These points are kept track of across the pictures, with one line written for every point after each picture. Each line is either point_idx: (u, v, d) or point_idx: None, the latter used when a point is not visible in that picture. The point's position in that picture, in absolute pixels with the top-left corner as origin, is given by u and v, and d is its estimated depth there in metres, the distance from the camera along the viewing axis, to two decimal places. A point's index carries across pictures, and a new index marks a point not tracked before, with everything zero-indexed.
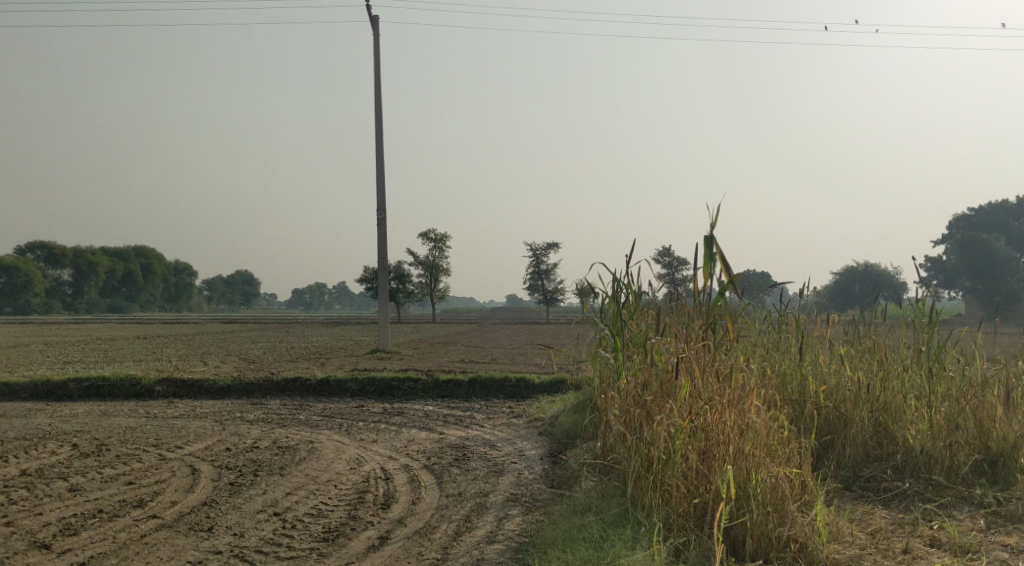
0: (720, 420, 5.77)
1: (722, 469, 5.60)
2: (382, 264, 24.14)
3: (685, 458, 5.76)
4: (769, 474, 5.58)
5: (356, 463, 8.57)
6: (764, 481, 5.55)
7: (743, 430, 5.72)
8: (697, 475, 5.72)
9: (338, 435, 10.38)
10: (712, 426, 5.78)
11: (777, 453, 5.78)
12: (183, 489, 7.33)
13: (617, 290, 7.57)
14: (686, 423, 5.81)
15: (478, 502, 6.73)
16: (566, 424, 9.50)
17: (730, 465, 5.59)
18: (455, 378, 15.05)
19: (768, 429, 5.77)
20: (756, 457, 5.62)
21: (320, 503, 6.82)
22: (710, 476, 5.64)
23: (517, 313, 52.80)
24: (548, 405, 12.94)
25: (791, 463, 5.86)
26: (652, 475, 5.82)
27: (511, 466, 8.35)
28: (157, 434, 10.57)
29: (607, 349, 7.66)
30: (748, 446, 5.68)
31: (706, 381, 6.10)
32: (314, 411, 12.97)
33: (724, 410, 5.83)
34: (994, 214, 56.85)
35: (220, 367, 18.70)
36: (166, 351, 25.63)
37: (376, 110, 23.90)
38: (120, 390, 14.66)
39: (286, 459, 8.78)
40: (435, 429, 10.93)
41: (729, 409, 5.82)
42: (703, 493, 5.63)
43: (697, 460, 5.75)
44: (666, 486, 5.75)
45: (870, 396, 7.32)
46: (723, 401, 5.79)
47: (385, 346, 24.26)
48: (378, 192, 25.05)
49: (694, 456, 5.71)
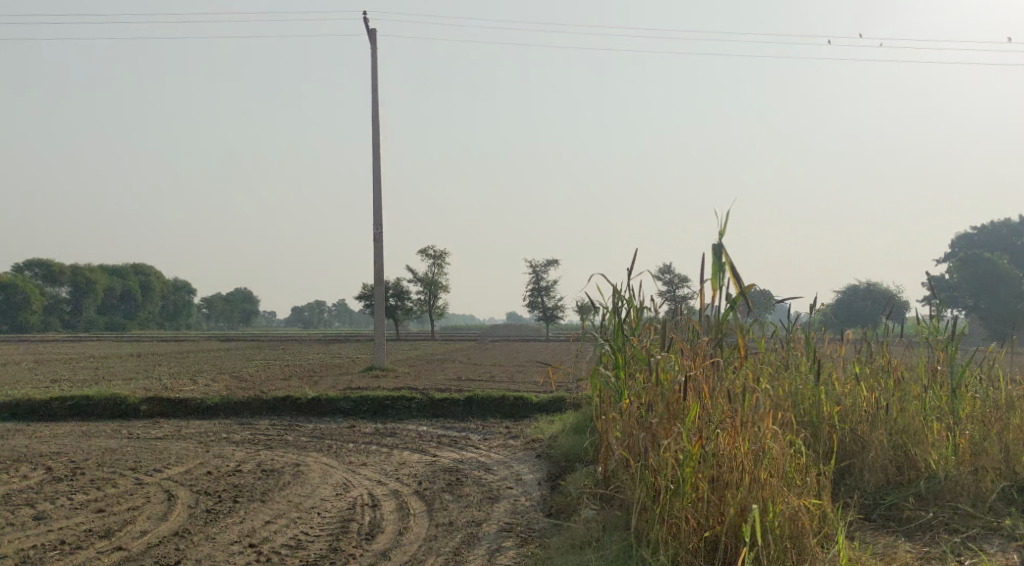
0: (733, 446, 5.34)
1: (737, 501, 5.19)
2: (379, 280, 23.71)
3: (695, 488, 5.33)
4: (787, 506, 5.16)
5: (341, 488, 8.08)
6: (782, 514, 5.14)
7: (758, 458, 5.30)
8: (708, 507, 5.28)
9: (326, 458, 9.92)
10: (724, 452, 5.35)
11: (795, 482, 5.36)
12: (156, 516, 6.86)
13: (618, 305, 7.13)
14: (695, 448, 5.37)
15: (470, 532, 6.28)
16: (565, 446, 9.03)
17: (746, 495, 5.17)
18: (451, 397, 14.58)
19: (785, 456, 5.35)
20: (773, 486, 5.20)
21: (299, 533, 6.36)
22: (724, 509, 5.23)
23: (517, 330, 52.31)
24: (546, 425, 12.47)
25: (810, 492, 5.43)
26: (659, 505, 5.36)
27: (507, 492, 7.89)
28: (138, 456, 10.11)
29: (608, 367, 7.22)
30: (763, 472, 5.26)
31: (717, 403, 5.68)
32: (304, 431, 12.52)
33: (738, 434, 5.39)
34: (996, 231, 56.40)
35: (211, 385, 18.24)
36: (158, 369, 25.17)
37: (374, 124, 23.52)
38: (105, 409, 14.21)
39: (268, 484, 8.29)
40: (428, 451, 10.46)
41: (743, 433, 5.39)
42: (716, 525, 5.23)
43: (708, 490, 5.32)
44: (675, 519, 5.30)
45: (889, 419, 6.88)
46: (737, 425, 5.37)
47: (382, 364, 23.79)
48: (376, 206, 24.66)
49: (704, 486, 5.29)
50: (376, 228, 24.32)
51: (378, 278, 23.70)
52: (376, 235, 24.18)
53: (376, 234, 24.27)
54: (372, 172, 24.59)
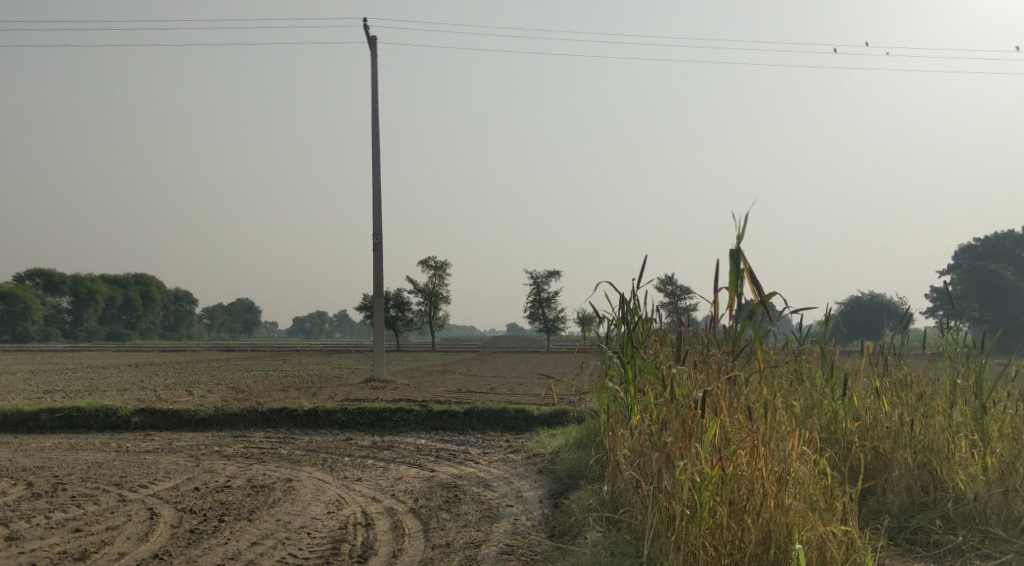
0: (755, 467, 5.06)
1: (760, 526, 4.95)
2: (378, 289, 23.37)
3: (713, 512, 4.99)
4: (814, 532, 4.89)
5: (334, 506, 7.71)
6: (808, 541, 4.89)
7: (785, 479, 5.03)
8: (727, 533, 4.97)
9: (320, 472, 9.54)
10: (745, 474, 5.06)
11: (823, 507, 5.09)
12: (137, 536, 6.48)
13: (626, 315, 6.79)
14: (715, 471, 5.03)
15: (468, 555, 5.92)
16: (569, 461, 8.66)
17: (770, 520, 4.94)
18: (450, 409, 14.21)
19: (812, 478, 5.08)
20: (799, 511, 4.96)
21: (287, 555, 5.98)
22: (745, 534, 4.94)
23: (518, 341, 51.96)
24: (548, 439, 12.10)
25: (837, 517, 5.14)
26: (674, 530, 4.99)
27: (508, 510, 7.54)
28: (124, 470, 9.73)
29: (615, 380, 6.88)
30: (787, 497, 5.02)
31: (737, 421, 5.43)
32: (299, 445, 12.14)
33: (761, 456, 5.12)
34: (999, 242, 56.14)
35: (205, 396, 17.85)
36: (154, 379, 24.78)
37: (373, 131, 23.21)
38: (95, 421, 13.83)
39: (257, 501, 7.91)
40: (426, 465, 10.10)
41: (766, 455, 5.13)
42: (737, 552, 4.93)
43: (728, 514, 4.99)
44: (691, 545, 4.94)
45: (912, 436, 6.64)
46: (760, 445, 5.10)
47: (380, 375, 23.40)
48: (375, 215, 24.34)
49: (723, 510, 4.96)
50: (376, 238, 23.97)
51: (377, 288, 23.34)
52: (376, 245, 23.83)
53: (375, 243, 23.91)
54: (373, 181, 24.25)
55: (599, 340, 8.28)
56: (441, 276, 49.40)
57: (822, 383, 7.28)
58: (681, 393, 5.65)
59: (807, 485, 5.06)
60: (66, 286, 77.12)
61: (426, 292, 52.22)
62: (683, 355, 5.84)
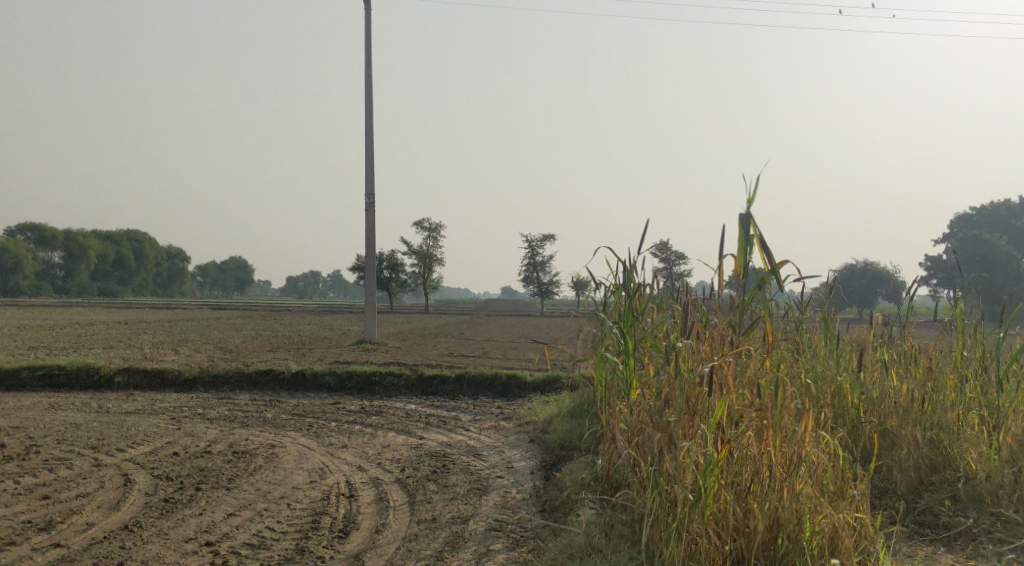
0: (765, 450, 4.88)
1: (770, 512, 4.73)
2: (370, 250, 23.01)
3: (719, 498, 4.78)
4: (828, 518, 4.69)
5: (317, 474, 7.41)
6: (821, 527, 4.68)
7: (797, 464, 4.81)
8: (733, 519, 4.75)
9: (305, 438, 9.24)
10: (753, 456, 4.88)
11: (836, 490, 4.91)
12: (108, 505, 6.18)
13: (625, 283, 6.45)
14: (721, 455, 4.78)
15: (455, 531, 5.62)
16: (562, 431, 8.34)
17: (780, 505, 4.73)
18: (441, 374, 13.91)
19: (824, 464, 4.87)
20: (812, 496, 4.76)
21: (264, 528, 5.68)
22: (752, 521, 4.73)
23: (511, 305, 51.71)
24: (541, 407, 11.81)
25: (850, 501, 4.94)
26: (675, 516, 4.77)
27: (498, 482, 7.24)
28: (102, 433, 9.43)
29: (612, 351, 6.57)
30: (799, 481, 4.81)
31: (747, 401, 5.24)
32: (286, 408, 11.84)
33: (771, 437, 4.93)
34: (995, 213, 55.88)
35: (192, 356, 17.55)
36: (141, 338, 24.45)
37: (367, 89, 22.76)
38: (77, 380, 13.52)
39: (239, 468, 7.62)
40: (415, 432, 9.80)
41: (776, 436, 4.93)
42: (744, 539, 4.72)
43: (734, 500, 4.80)
44: (694, 532, 4.72)
45: (922, 412, 6.33)
46: (770, 426, 4.91)
47: (371, 337, 23.10)
48: (368, 175, 23.93)
49: (730, 497, 4.76)
50: (369, 198, 23.56)
51: (369, 249, 22.97)
52: (369, 205, 23.42)
53: (368, 203, 23.51)
54: (366, 139, 23.79)
55: (597, 306, 7.97)
56: (435, 238, 48.98)
57: (829, 358, 6.99)
58: (686, 369, 5.37)
59: (819, 470, 4.85)
60: (57, 241, 76.50)
61: (420, 254, 51.82)
62: (687, 327, 5.54)
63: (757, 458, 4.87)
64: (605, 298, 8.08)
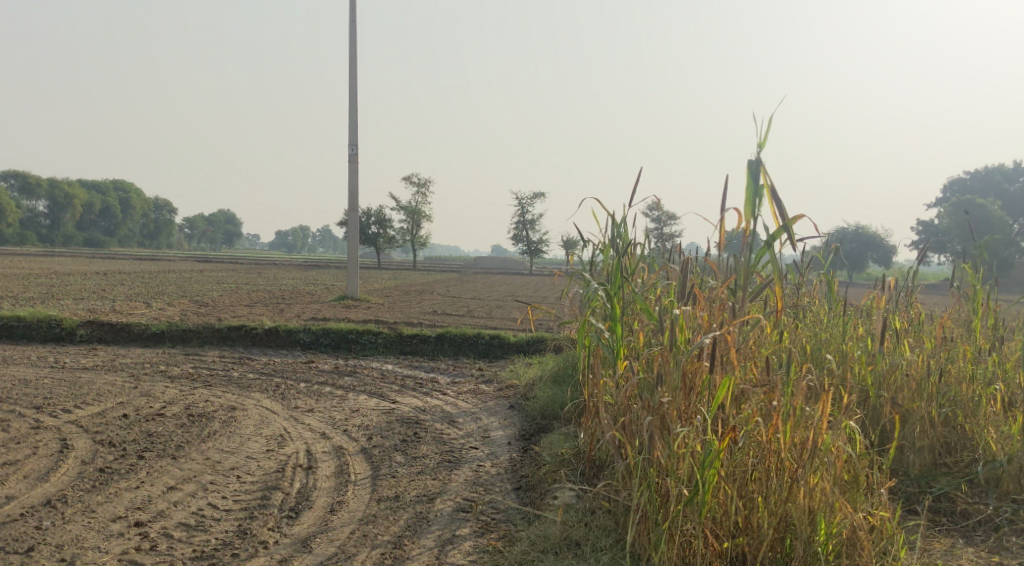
0: (775, 439, 4.49)
1: (779, 512, 4.44)
2: (353, 204, 22.31)
3: (720, 497, 4.48)
4: (846, 518, 4.38)
5: (275, 442, 6.80)
6: (840, 528, 4.38)
7: (813, 454, 4.44)
8: (735, 520, 4.46)
9: (269, 401, 8.63)
10: (764, 447, 4.52)
11: (852, 483, 4.59)
12: (35, 475, 5.57)
13: (615, 239, 5.83)
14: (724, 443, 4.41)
15: (418, 512, 5.07)
16: (544, 398, 7.72)
17: (793, 503, 4.41)
18: (421, 333, 13.32)
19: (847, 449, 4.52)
20: (828, 492, 4.42)
21: (205, 505, 5.12)
22: (756, 523, 4.44)
23: (500, 263, 51.10)
24: (524, 369, 11.24)
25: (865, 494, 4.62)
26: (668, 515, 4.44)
27: (472, 453, 6.67)
28: (52, 390, 8.82)
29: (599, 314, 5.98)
30: (813, 475, 4.46)
31: (752, 379, 4.80)
32: (255, 367, 11.24)
33: (782, 422, 4.51)
34: (989, 178, 55.37)
35: (164, 310, 16.91)
36: (115, 289, 23.76)
37: (352, 36, 21.93)
38: (37, 333, 12.88)
39: (191, 433, 6.99)
40: (388, 396, 9.21)
41: (789, 422, 4.53)
42: (748, 542, 4.43)
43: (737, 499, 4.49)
44: (690, 533, 4.41)
45: (938, 387, 5.73)
46: (781, 411, 4.49)
47: (353, 294, 22.47)
48: (352, 125, 23.16)
49: (730, 499, 4.45)
50: (353, 150, 22.81)
51: (352, 202, 22.26)
52: (353, 157, 22.68)
53: (351, 155, 22.76)
54: (351, 88, 22.98)
55: (584, 265, 7.34)
56: (423, 194, 48.24)
57: (832, 326, 6.37)
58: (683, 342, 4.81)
59: (839, 462, 4.48)
60: (41, 190, 75.29)
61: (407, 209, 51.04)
62: (687, 290, 4.97)
63: (767, 445, 4.49)
64: (593, 257, 7.46)
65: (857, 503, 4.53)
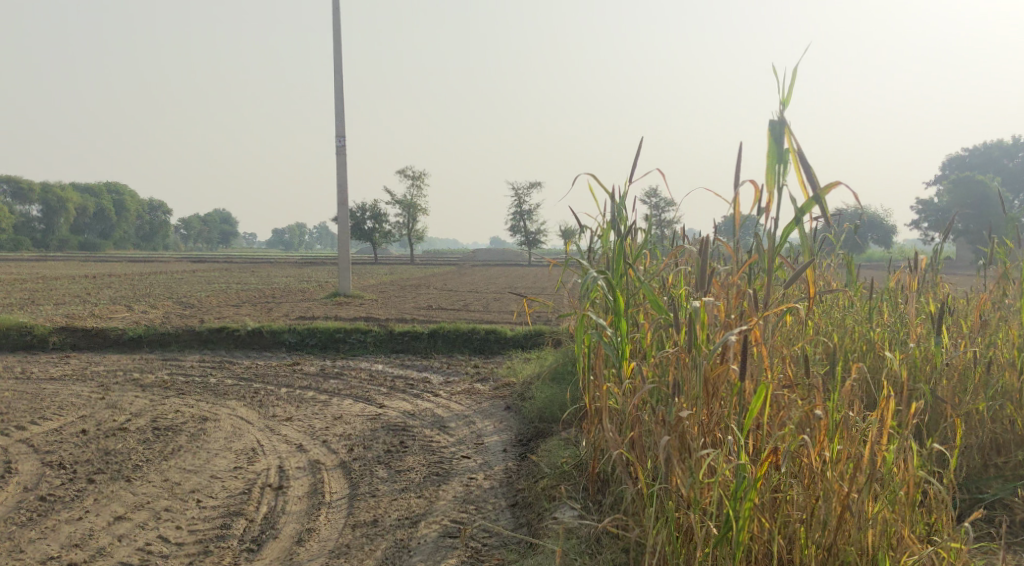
0: (822, 461, 4.16)
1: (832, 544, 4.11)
2: (342, 197, 21.64)
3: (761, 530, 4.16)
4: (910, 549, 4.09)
5: (246, 457, 6.15)
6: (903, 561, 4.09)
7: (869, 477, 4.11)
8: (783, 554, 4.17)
9: (246, 409, 7.99)
10: (815, 471, 4.16)
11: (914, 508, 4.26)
12: None
13: (616, 220, 5.16)
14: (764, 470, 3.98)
15: (398, 541, 4.51)
16: (543, 397, 7.04)
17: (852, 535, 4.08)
18: (412, 330, 12.66)
19: (911, 462, 4.21)
20: (890, 523, 4.12)
21: (154, 539, 4.57)
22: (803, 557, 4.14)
23: (497, 255, 50.42)
24: (521, 366, 10.58)
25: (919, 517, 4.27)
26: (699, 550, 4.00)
27: (464, 464, 6.05)
28: (11, 404, 8.19)
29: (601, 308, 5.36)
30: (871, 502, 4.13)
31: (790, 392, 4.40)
32: (236, 371, 10.60)
33: (827, 442, 4.18)
34: (989, 153, 54.72)
35: (147, 312, 16.26)
36: (101, 291, 23.08)
37: (336, 23, 21.24)
38: (7, 341, 12.23)
39: (151, 450, 6.32)
40: (374, 400, 8.55)
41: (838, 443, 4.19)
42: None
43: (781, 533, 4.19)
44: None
45: (985, 378, 5.13)
46: (825, 429, 4.15)
47: (345, 290, 21.81)
48: (340, 116, 22.49)
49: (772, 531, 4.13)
50: (341, 142, 22.11)
51: (342, 196, 21.56)
52: (341, 149, 21.99)
53: (339, 147, 22.07)
54: (336, 79, 22.27)
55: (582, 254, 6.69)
56: (418, 187, 47.54)
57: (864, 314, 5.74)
58: (704, 341, 4.26)
59: (905, 487, 4.18)
60: (33, 194, 74.61)
61: (402, 203, 50.33)
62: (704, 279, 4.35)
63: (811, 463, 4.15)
64: (592, 243, 6.79)
65: (914, 525, 4.23)
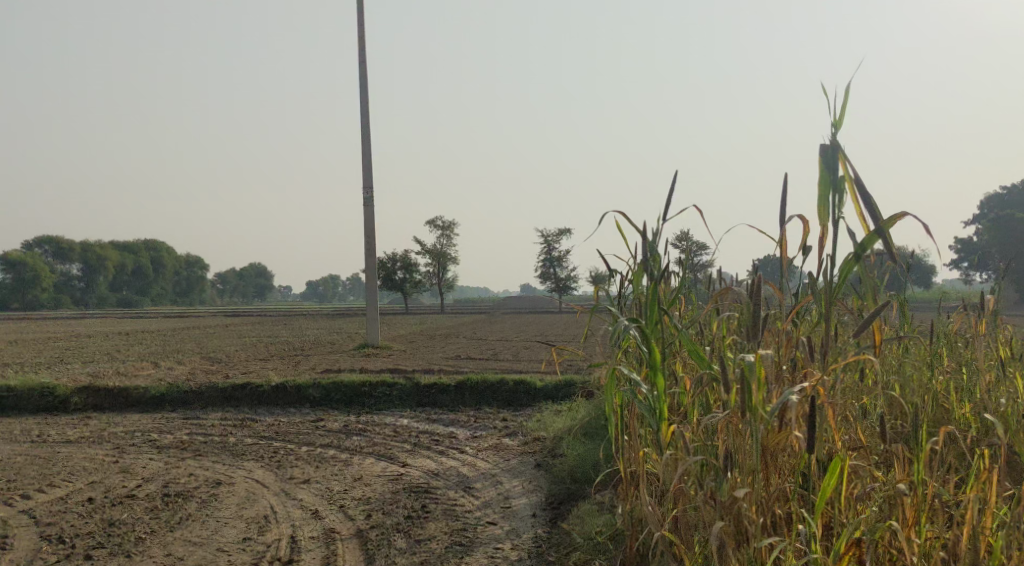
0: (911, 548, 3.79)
1: None
2: (369, 248, 21.40)
3: None
4: None
5: (256, 526, 5.74)
6: None
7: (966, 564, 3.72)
8: None
9: (263, 472, 7.60)
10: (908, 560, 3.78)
11: None
12: None
13: (649, 260, 4.74)
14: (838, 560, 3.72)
15: None
16: (575, 454, 6.60)
17: None
18: (440, 382, 12.25)
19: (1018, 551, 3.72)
20: None
21: None
22: None
23: (529, 303, 50.03)
24: (551, 419, 10.11)
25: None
26: None
27: (490, 531, 5.60)
28: (21, 470, 7.87)
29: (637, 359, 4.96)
30: None
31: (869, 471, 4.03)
32: (258, 429, 10.23)
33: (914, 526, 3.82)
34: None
35: (172, 369, 16.00)
36: (130, 348, 22.94)
37: (361, 74, 21.19)
38: (27, 403, 11.98)
39: (158, 519, 5.93)
40: (397, 458, 8.13)
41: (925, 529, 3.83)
42: None
43: None
44: None
45: None
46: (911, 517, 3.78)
47: (374, 342, 21.48)
48: (366, 166, 22.36)
49: None
50: (368, 193, 21.94)
51: (369, 247, 21.32)
52: (368, 200, 21.80)
53: (366, 198, 21.89)
54: (362, 130, 22.19)
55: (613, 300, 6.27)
56: (448, 236, 47.41)
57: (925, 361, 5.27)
58: (761, 403, 3.81)
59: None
60: (71, 252, 75.59)
61: (432, 252, 50.21)
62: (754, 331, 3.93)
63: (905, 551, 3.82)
64: (623, 287, 6.37)
65: None
